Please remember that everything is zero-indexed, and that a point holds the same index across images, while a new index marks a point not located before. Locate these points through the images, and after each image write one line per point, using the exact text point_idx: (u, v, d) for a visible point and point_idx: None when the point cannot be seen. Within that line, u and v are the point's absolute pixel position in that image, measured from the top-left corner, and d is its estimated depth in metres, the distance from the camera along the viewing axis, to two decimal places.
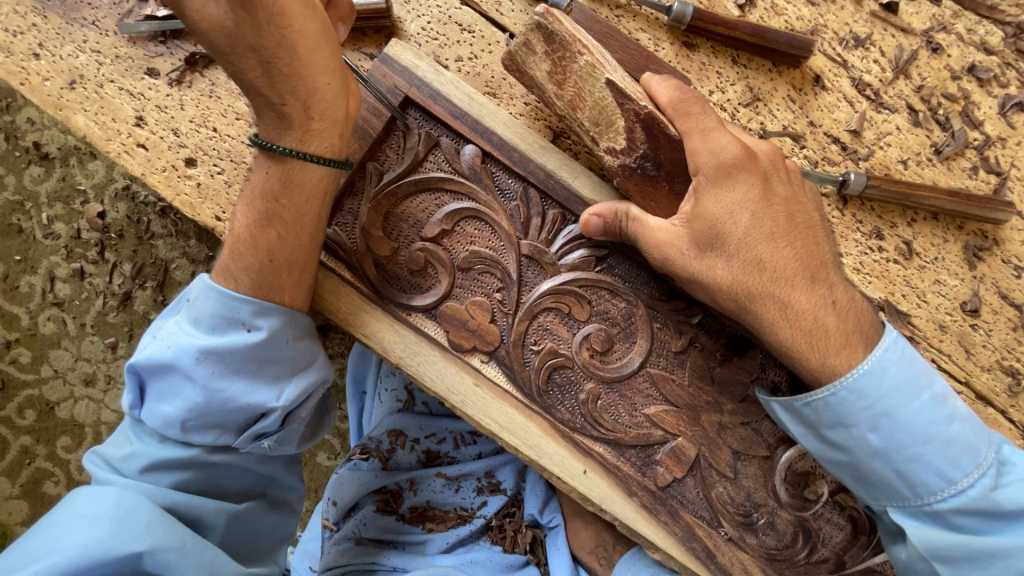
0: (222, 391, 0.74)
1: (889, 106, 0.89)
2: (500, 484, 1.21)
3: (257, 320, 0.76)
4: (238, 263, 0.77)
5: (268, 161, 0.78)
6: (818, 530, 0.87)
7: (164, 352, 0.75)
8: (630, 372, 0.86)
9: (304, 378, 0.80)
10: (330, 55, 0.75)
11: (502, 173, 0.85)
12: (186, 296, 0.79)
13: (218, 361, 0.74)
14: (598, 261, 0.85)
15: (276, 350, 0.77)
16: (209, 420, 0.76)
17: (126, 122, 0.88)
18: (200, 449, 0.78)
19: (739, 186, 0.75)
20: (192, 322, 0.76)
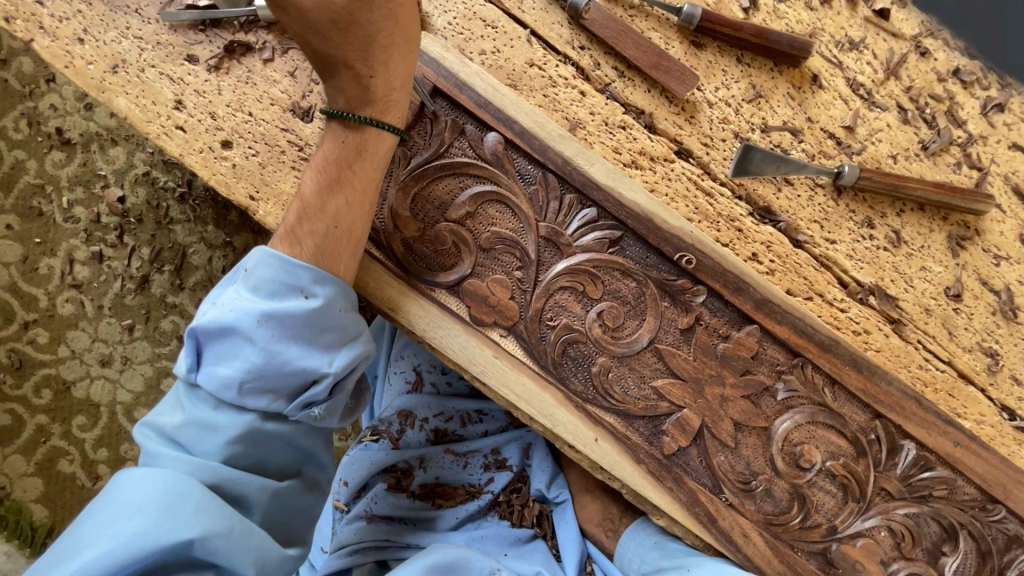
0: (281, 353, 0.77)
1: (881, 105, 0.97)
2: (506, 461, 1.25)
3: (315, 287, 0.80)
4: (305, 225, 0.82)
5: (341, 132, 0.84)
6: (812, 497, 0.93)
7: (225, 316, 0.77)
8: (640, 347, 0.92)
9: (352, 349, 0.84)
10: (416, 33, 0.85)
11: (522, 159, 0.91)
12: (243, 267, 0.82)
13: (278, 324, 0.77)
14: (611, 243, 0.92)
15: (330, 317, 0.81)
16: (265, 383, 0.78)
17: (165, 105, 0.93)
18: (252, 414, 0.80)
19: None
20: (252, 288, 0.79)
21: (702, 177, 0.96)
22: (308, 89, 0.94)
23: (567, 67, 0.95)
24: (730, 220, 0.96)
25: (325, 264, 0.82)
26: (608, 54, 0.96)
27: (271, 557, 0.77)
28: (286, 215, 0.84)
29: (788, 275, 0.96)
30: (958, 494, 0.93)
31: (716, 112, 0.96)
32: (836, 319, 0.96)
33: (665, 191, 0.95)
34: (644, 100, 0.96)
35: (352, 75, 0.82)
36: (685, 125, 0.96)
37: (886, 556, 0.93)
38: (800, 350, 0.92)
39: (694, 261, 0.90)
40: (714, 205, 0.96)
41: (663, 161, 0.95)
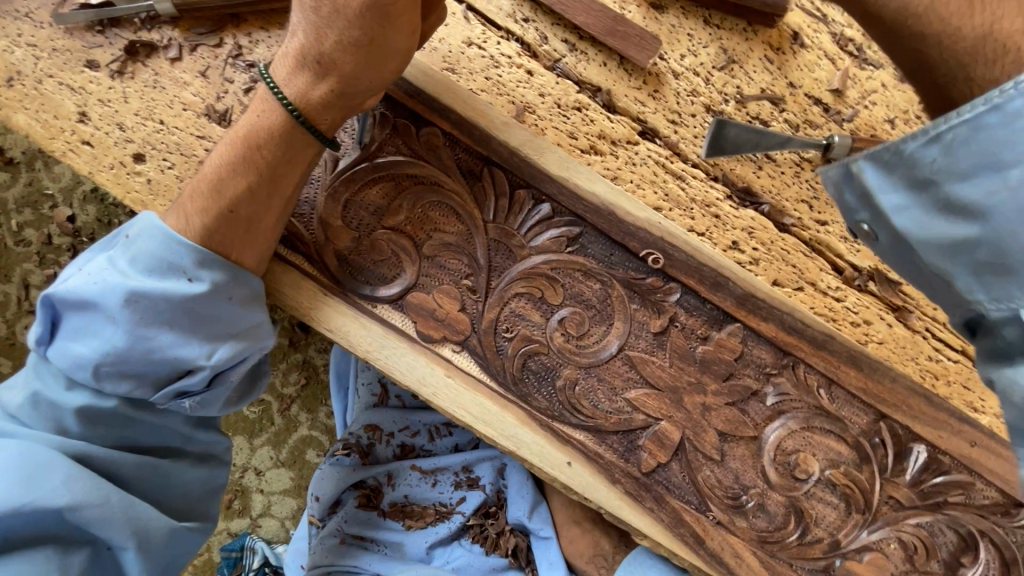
0: (148, 339, 0.71)
1: (873, 62, 0.84)
2: (478, 480, 1.19)
3: (201, 271, 0.72)
4: (200, 201, 0.73)
5: (268, 103, 0.74)
6: (810, 510, 0.84)
7: (90, 289, 0.71)
8: (608, 356, 0.82)
9: (239, 342, 0.76)
10: (395, 71, 0.71)
11: (464, 153, 0.80)
12: (125, 233, 0.75)
13: (149, 307, 0.70)
14: (570, 241, 0.81)
15: (214, 306, 0.73)
16: (129, 366, 0.72)
17: (69, 118, 0.84)
18: (118, 400, 0.75)
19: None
20: (124, 259, 0.71)
21: (671, 159, 0.85)
22: (222, 90, 0.84)
23: (510, 43, 0.84)
24: (705, 206, 0.85)
25: (218, 249, 0.73)
26: (555, 26, 0.85)
27: (151, 529, 0.77)
28: (191, 183, 0.75)
29: (773, 265, 0.85)
30: (977, 499, 0.83)
31: (684, 83, 0.84)
32: (832, 310, 0.85)
33: (630, 178, 0.84)
34: (601, 75, 0.84)
35: (301, 47, 0.70)
36: (649, 100, 0.84)
37: (897, 570, 0.84)
38: (790, 349, 0.81)
39: (662, 260, 0.80)
40: (686, 190, 0.85)
41: (625, 144, 0.84)
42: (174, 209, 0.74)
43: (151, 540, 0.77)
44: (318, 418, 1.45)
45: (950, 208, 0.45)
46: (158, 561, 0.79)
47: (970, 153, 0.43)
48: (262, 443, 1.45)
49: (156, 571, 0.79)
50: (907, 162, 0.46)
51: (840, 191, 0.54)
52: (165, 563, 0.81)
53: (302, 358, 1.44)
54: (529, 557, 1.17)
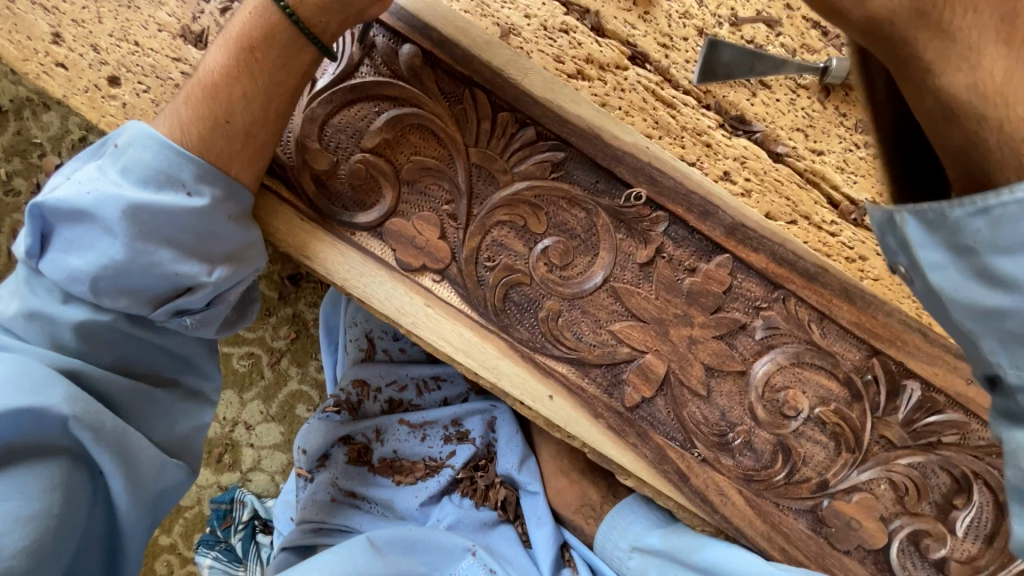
0: (149, 254, 0.69)
1: None
2: (468, 433, 1.15)
3: (196, 187, 0.70)
4: (192, 108, 0.71)
5: (259, 5, 0.71)
6: (799, 449, 0.81)
7: (83, 198, 0.68)
8: (592, 287, 0.80)
9: (240, 262, 0.75)
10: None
11: (445, 74, 0.78)
12: (112, 143, 0.72)
13: (148, 221, 0.68)
14: (554, 167, 0.79)
15: (213, 224, 0.71)
16: (128, 281, 0.70)
17: (42, 39, 0.82)
18: (112, 315, 0.73)
19: None
20: (117, 170, 0.69)
21: (662, 85, 0.82)
22: (198, 10, 0.81)
23: None
24: (696, 134, 0.82)
25: (214, 160, 0.71)
26: None
27: (142, 456, 0.75)
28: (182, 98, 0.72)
29: (766, 197, 0.82)
30: (972, 440, 0.79)
31: (676, 5, 0.81)
32: (825, 245, 0.83)
33: (618, 104, 0.81)
34: None
35: None
36: (639, 22, 0.81)
37: (887, 512, 0.81)
38: (780, 282, 0.79)
39: (644, 198, 0.78)
40: (677, 118, 0.82)
41: (614, 69, 0.81)
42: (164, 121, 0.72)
43: (141, 469, 0.75)
44: (308, 372, 1.44)
45: (989, 279, 0.41)
46: (146, 492, 0.77)
47: (1018, 231, 0.38)
48: (252, 397, 1.45)
49: (144, 502, 0.77)
50: (954, 227, 0.41)
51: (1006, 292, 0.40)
52: (152, 497, 0.78)
53: (292, 312, 1.43)
54: (517, 511, 1.14)
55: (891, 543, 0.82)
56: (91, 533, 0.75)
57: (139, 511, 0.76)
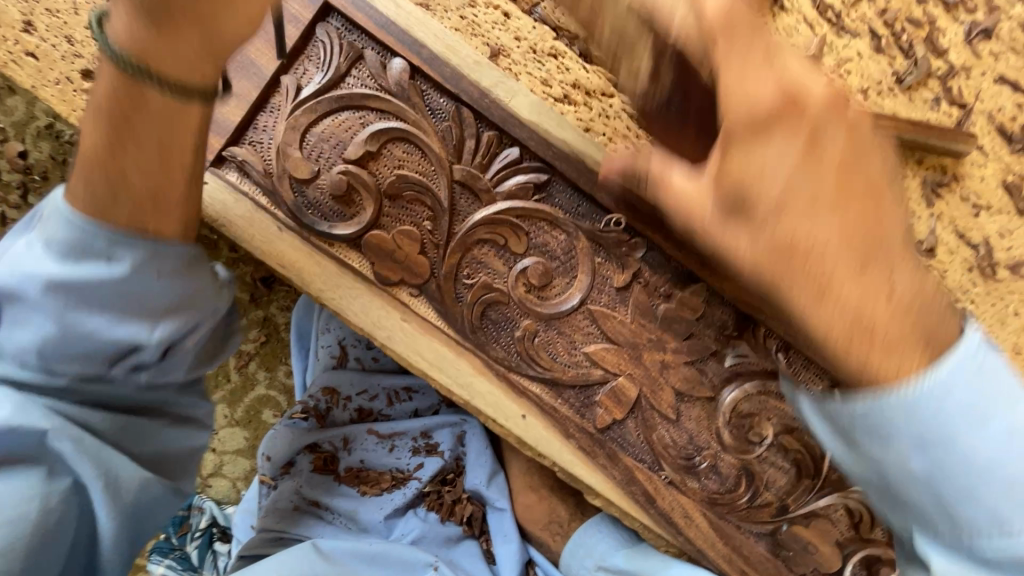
0: (81, 324, 0.58)
1: (851, 31, 0.84)
2: (437, 446, 1.14)
3: (116, 249, 0.56)
4: (91, 176, 0.56)
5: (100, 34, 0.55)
6: (761, 474, 0.84)
7: (4, 278, 0.57)
8: (569, 309, 0.81)
9: (190, 314, 0.62)
10: None
11: (433, 90, 0.78)
12: (44, 211, 0.60)
13: (70, 294, 0.56)
14: (537, 190, 0.79)
15: (145, 284, 0.58)
16: (70, 357, 0.59)
17: (13, 27, 0.79)
18: (61, 378, 0.61)
19: (777, 138, 0.52)
20: (39, 243, 0.57)
21: None
22: None
23: None
24: None
25: (135, 227, 0.57)
26: None
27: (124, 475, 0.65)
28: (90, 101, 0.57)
29: None
30: None
31: None
32: None
33: (603, 130, 0.83)
34: None
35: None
36: None
37: (842, 537, 0.85)
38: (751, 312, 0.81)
39: (623, 224, 0.79)
40: None
41: (600, 96, 0.82)
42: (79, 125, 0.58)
43: (121, 488, 0.66)
44: (276, 377, 1.40)
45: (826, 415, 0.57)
46: (128, 512, 0.67)
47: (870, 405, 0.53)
48: (216, 401, 1.41)
49: (125, 526, 0.68)
50: (836, 415, 0.56)
51: (816, 424, 0.59)
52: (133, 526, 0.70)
53: (262, 315, 1.39)
54: (483, 527, 1.13)
55: (844, 568, 0.85)
56: (80, 543, 0.68)
57: (122, 528, 0.68)
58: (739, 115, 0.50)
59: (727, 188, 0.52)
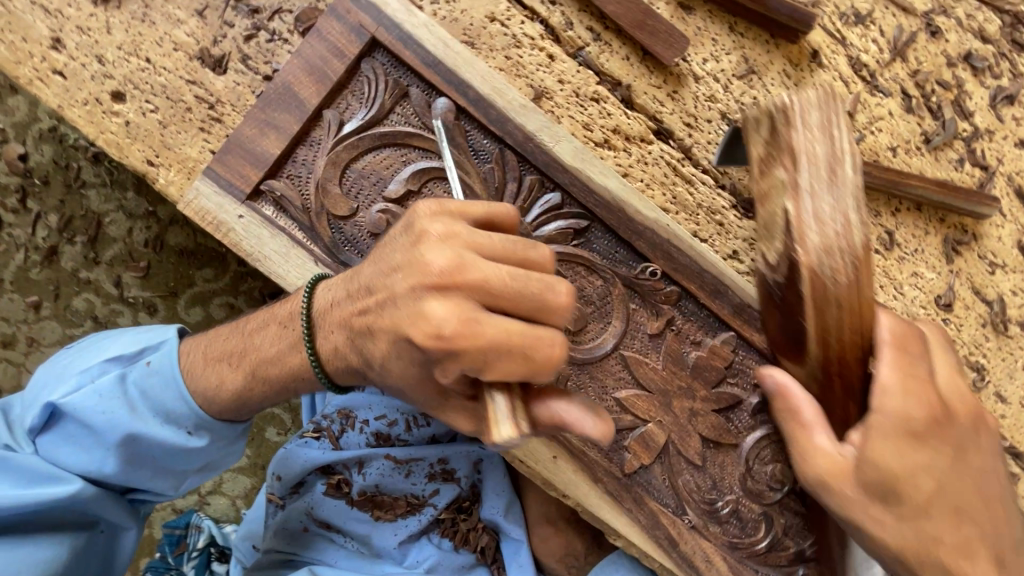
0: (153, 454, 0.80)
1: (883, 90, 0.86)
2: (454, 473, 1.13)
3: (195, 432, 0.80)
4: (225, 345, 0.78)
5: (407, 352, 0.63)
6: (781, 519, 0.84)
7: (113, 405, 0.77)
8: (603, 354, 0.81)
9: (206, 474, 0.87)
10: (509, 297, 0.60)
11: (477, 131, 0.77)
12: (143, 352, 0.80)
13: (141, 450, 0.79)
14: (576, 235, 0.80)
15: (204, 454, 0.82)
16: (157, 459, 0.80)
17: (40, 43, 0.76)
18: (149, 472, 0.82)
19: (928, 450, 0.65)
20: (134, 381, 0.78)
21: (683, 162, 0.84)
22: (220, 34, 0.78)
23: (535, 24, 0.81)
24: (710, 213, 0.85)
25: (236, 380, 0.77)
26: (583, 12, 0.82)
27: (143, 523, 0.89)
28: (384, 275, 0.64)
29: None
30: None
31: (703, 88, 0.84)
32: None
33: (641, 176, 0.84)
34: (623, 69, 0.83)
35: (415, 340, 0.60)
36: (667, 100, 0.83)
37: None
38: None
39: (659, 274, 0.80)
40: (694, 195, 0.85)
41: (640, 142, 0.83)
42: (362, 292, 0.67)
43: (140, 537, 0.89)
44: None
45: None
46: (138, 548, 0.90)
47: None
48: None
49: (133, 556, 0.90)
50: None
51: None
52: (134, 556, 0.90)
53: None
54: (495, 555, 1.15)
55: None
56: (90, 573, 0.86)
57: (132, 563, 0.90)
58: (893, 421, 0.64)
59: (876, 488, 0.66)
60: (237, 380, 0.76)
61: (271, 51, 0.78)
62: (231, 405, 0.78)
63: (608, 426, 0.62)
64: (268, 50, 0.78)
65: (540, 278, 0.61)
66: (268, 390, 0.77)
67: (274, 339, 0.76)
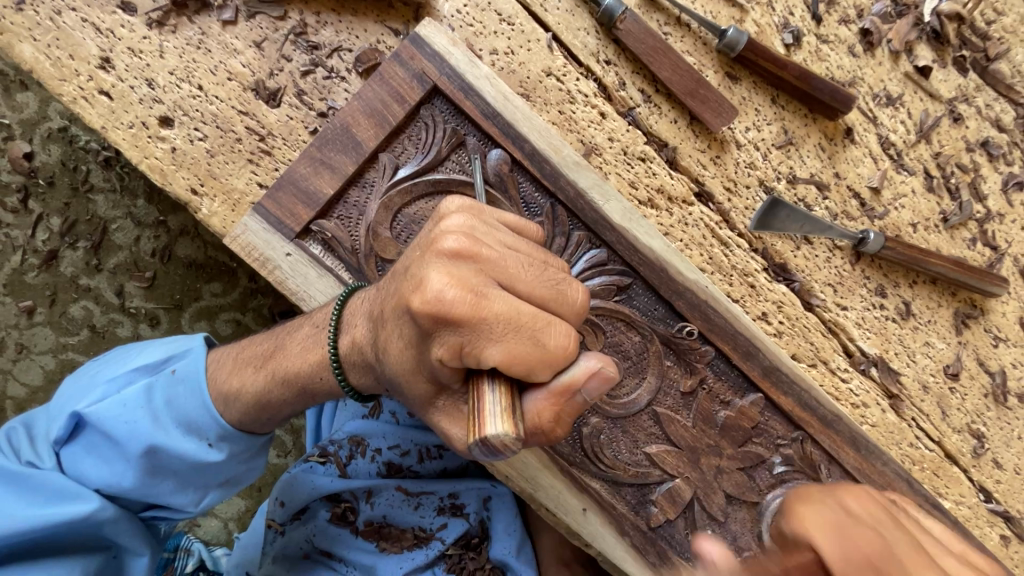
0: (174, 465, 0.79)
1: (908, 169, 0.90)
2: (463, 508, 1.13)
3: (220, 442, 0.79)
4: (253, 351, 0.78)
5: (413, 346, 0.60)
6: None
7: (138, 414, 0.77)
8: (637, 409, 0.83)
9: (221, 489, 0.85)
10: (524, 287, 0.57)
11: (529, 184, 0.78)
12: (167, 361, 0.80)
13: (164, 462, 0.78)
14: (619, 290, 0.81)
15: (225, 465, 0.82)
16: (178, 470, 0.80)
17: (87, 62, 0.73)
18: (167, 484, 0.81)
19: None
20: (159, 391, 0.78)
21: (720, 225, 0.87)
22: (277, 67, 0.77)
23: (588, 82, 0.83)
24: (743, 275, 0.88)
25: (258, 381, 0.75)
26: (635, 73, 0.84)
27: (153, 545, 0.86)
28: (400, 257, 0.63)
29: (794, 339, 0.90)
30: None
31: (744, 155, 0.87)
32: (837, 389, 0.92)
33: (680, 237, 0.86)
34: (670, 132, 0.85)
35: (424, 330, 0.57)
36: (710, 164, 0.86)
37: None
38: (801, 424, 0.85)
39: (695, 333, 0.82)
40: (729, 257, 0.87)
41: (681, 204, 0.86)
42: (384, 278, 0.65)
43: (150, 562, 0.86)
44: None
45: None
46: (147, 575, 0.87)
47: None
48: None
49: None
50: None
51: None
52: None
53: None
54: None
55: None
56: None
57: None
58: None
59: None
60: (257, 384, 0.75)
61: (328, 89, 0.77)
62: (250, 412, 0.76)
63: (605, 355, 0.58)
64: (325, 86, 0.77)
65: (556, 270, 0.60)
66: (286, 393, 0.75)
67: (303, 340, 0.74)
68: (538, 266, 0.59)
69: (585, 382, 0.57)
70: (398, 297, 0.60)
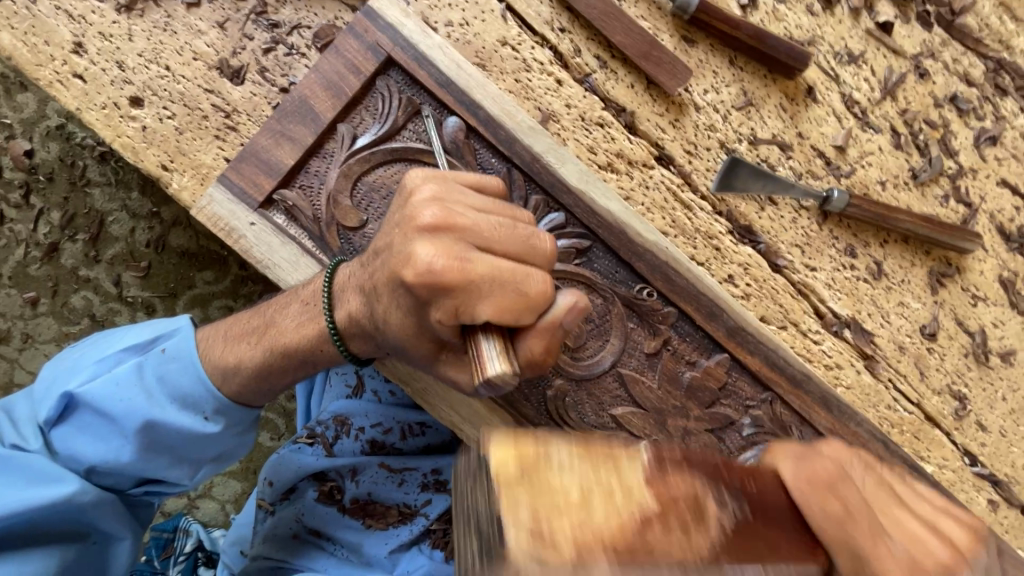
0: (170, 440, 0.82)
1: (874, 126, 0.89)
2: (446, 484, 1.14)
3: (215, 416, 0.82)
4: (243, 327, 0.80)
5: (409, 315, 0.63)
6: None
7: (133, 391, 0.79)
8: (601, 371, 0.83)
9: (216, 464, 0.89)
10: (500, 246, 0.61)
11: (486, 151, 0.80)
12: (157, 341, 0.82)
13: (159, 437, 0.81)
14: (579, 254, 0.82)
15: (221, 439, 0.84)
16: (175, 445, 0.82)
17: (62, 47, 0.77)
18: (163, 459, 0.83)
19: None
20: (151, 369, 0.80)
21: (682, 188, 0.87)
22: (239, 46, 0.80)
23: (543, 50, 0.84)
24: (707, 237, 0.88)
25: (259, 353, 0.77)
26: (590, 39, 0.85)
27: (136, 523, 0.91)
28: (379, 234, 0.65)
29: (762, 301, 0.89)
30: None
31: (703, 117, 0.87)
32: (809, 351, 0.91)
33: (642, 200, 0.87)
34: (628, 96, 0.86)
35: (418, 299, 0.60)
36: (669, 127, 0.86)
37: None
38: (770, 384, 0.85)
39: (655, 295, 0.83)
40: (692, 220, 0.87)
41: (642, 167, 0.86)
42: (368, 254, 0.68)
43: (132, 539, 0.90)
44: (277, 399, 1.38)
45: None
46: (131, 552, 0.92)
47: None
48: None
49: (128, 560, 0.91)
50: None
51: None
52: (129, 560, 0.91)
53: None
54: None
55: None
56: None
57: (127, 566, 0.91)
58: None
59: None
60: (258, 356, 0.77)
61: (289, 65, 0.80)
62: (249, 383, 0.79)
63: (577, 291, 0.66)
64: (286, 63, 0.80)
65: (525, 227, 0.63)
66: (289, 363, 0.77)
67: (294, 318, 0.75)
68: (508, 225, 0.62)
69: (566, 315, 0.63)
70: (386, 272, 0.62)
